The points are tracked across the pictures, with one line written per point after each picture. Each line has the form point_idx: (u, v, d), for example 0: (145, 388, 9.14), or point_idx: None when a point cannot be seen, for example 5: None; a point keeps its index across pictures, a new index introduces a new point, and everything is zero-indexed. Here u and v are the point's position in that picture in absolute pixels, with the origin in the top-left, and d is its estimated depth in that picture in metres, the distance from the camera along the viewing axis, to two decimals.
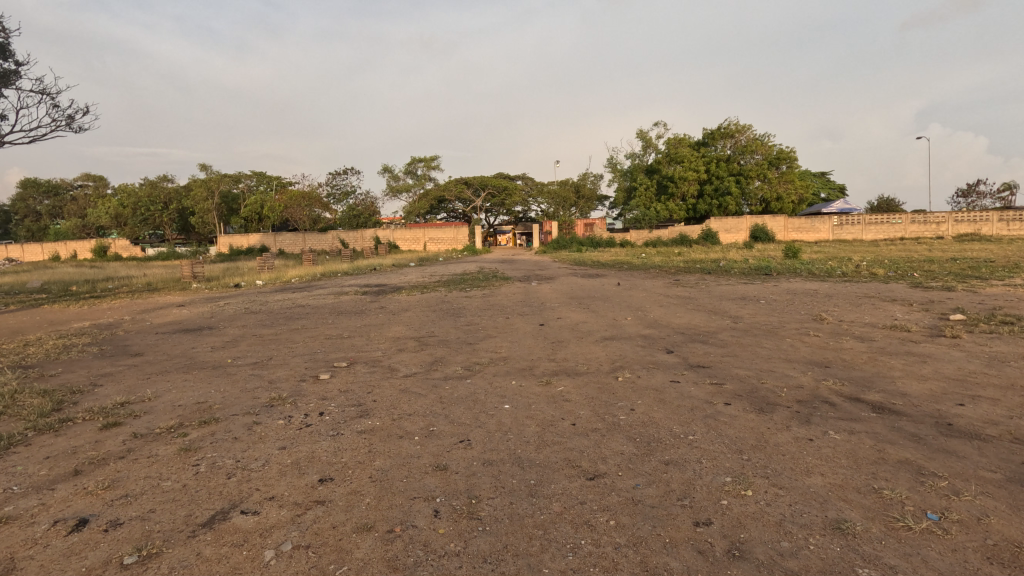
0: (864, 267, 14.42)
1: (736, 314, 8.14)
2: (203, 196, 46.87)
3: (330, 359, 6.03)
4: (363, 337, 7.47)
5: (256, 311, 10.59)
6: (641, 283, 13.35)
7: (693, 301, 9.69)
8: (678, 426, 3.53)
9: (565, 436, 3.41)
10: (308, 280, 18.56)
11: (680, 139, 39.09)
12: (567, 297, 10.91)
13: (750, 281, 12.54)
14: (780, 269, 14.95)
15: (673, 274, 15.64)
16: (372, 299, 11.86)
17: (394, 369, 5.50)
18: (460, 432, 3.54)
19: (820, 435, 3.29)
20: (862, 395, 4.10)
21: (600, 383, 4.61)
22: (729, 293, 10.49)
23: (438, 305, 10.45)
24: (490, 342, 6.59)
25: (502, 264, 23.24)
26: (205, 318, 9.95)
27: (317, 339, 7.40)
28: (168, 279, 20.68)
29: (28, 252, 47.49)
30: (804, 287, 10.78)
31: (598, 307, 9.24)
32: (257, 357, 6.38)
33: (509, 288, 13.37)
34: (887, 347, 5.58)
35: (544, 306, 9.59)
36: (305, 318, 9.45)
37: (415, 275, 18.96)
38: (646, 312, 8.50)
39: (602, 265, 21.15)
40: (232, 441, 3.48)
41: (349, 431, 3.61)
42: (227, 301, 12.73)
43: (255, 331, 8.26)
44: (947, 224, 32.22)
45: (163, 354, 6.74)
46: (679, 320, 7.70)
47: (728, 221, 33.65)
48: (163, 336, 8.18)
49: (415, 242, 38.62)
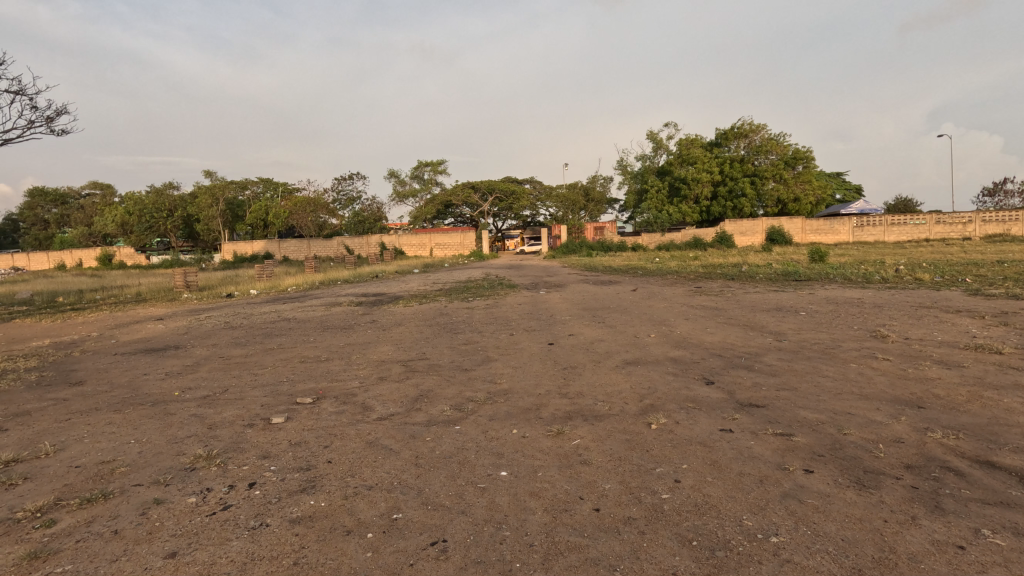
0: (903, 271, 13.20)
1: (778, 330, 6.98)
2: (209, 203, 46.38)
3: (295, 393, 4.96)
4: (343, 359, 6.44)
5: (236, 327, 9.57)
6: (660, 291, 12.25)
7: (722, 313, 8.54)
8: (750, 515, 2.44)
9: (586, 535, 2.33)
10: (305, 290, 17.62)
11: (693, 139, 37.83)
12: (579, 308, 9.82)
13: (780, 288, 11.41)
14: (811, 274, 13.75)
15: (694, 280, 14.51)
16: (366, 311, 10.84)
17: (369, 407, 4.43)
18: (437, 524, 2.48)
19: (974, 540, 2.17)
20: (993, 456, 2.97)
21: (629, 434, 3.51)
22: (761, 304, 9.36)
23: (437, 319, 9.40)
24: (489, 369, 5.49)
25: (510, 271, 22.19)
26: (178, 336, 8.97)
27: (291, 363, 6.36)
28: (161, 289, 19.78)
29: (33, 259, 47.14)
30: (844, 296, 9.64)
31: (613, 321, 8.11)
32: (212, 388, 5.33)
33: (516, 297, 12.29)
34: (985, 377, 4.43)
35: (553, 320, 8.49)
36: (285, 335, 8.42)
37: (417, 283, 18.01)
38: (670, 328, 7.36)
39: (615, 270, 20.08)
40: (104, 541, 2.42)
41: (276, 522, 2.53)
42: (210, 314, 11.73)
43: (224, 353, 7.21)
44: (973, 224, 30.79)
45: (104, 384, 5.71)
46: (712, 339, 6.57)
47: (743, 224, 32.35)
48: (118, 359, 7.15)
49: (421, 248, 37.68)
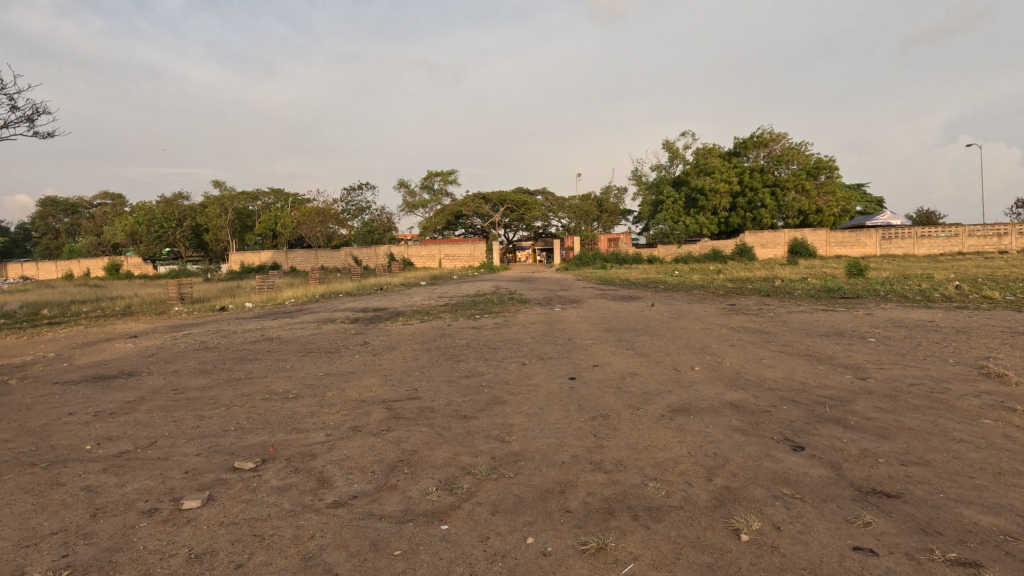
0: (964, 288, 11.80)
1: (852, 363, 5.65)
2: (217, 213, 46.05)
3: (237, 452, 3.73)
4: (317, 396, 5.25)
5: (211, 349, 8.38)
6: (689, 309, 10.96)
7: (774, 339, 7.21)
8: None
9: None
10: (302, 303, 16.55)
11: (710, 148, 36.57)
12: (601, 329, 8.50)
13: (828, 307, 10.04)
14: (856, 290, 12.38)
15: (724, 296, 13.19)
16: (359, 330, 9.63)
17: (326, 481, 3.19)
18: None
19: None
20: None
21: (710, 555, 2.24)
22: (815, 326, 8.04)
23: (438, 341, 8.16)
24: (494, 418, 4.22)
25: (522, 284, 20.94)
26: (141, 359, 7.81)
27: (253, 402, 5.14)
28: (154, 301, 18.79)
29: (42, 268, 46.88)
30: (911, 318, 8.30)
31: (645, 348, 6.80)
32: (136, 441, 4.11)
33: (528, 315, 11.01)
34: None
35: (572, 345, 7.21)
36: (260, 361, 7.22)
37: (421, 296, 16.86)
38: (717, 359, 6.05)
39: (633, 284, 18.73)
40: None
41: None
42: (189, 332, 10.57)
43: (179, 385, 6.01)
44: (1009, 236, 29.30)
45: (11, 430, 4.52)
46: (774, 375, 5.27)
47: (764, 236, 30.87)
48: (52, 390, 5.97)
49: (430, 259, 36.68)
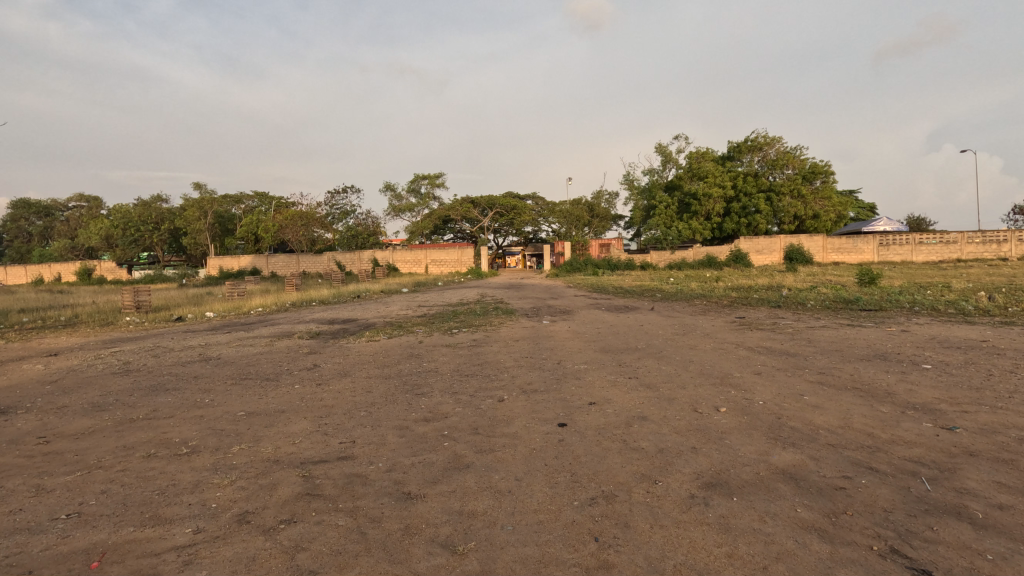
0: (993, 299, 10.74)
1: (925, 404, 4.36)
2: (196, 216, 44.41)
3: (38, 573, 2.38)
4: (218, 452, 3.87)
5: (129, 374, 6.94)
6: (694, 322, 9.74)
7: (806, 365, 5.92)
8: None
9: None
10: (267, 313, 15.05)
11: (704, 153, 35.58)
12: (596, 350, 7.18)
13: (854, 321, 8.84)
14: (874, 302, 11.25)
15: (729, 307, 11.98)
16: (316, 349, 8.28)
17: None
18: None
19: None
20: None
21: None
22: (849, 347, 6.81)
23: (402, 365, 6.81)
24: (448, 501, 2.90)
25: (512, 291, 19.63)
26: (35, 387, 6.36)
27: (127, 463, 3.75)
28: (110, 310, 17.20)
29: (11, 272, 44.98)
30: (958, 336, 7.10)
31: (652, 378, 5.48)
32: None
33: (513, 330, 9.66)
34: None
35: (562, 372, 5.91)
36: (179, 393, 5.80)
37: (399, 305, 15.52)
38: (745, 395, 4.76)
39: (628, 292, 17.54)
40: None
41: None
42: (120, 349, 9.07)
43: (52, 430, 4.59)
44: (1009, 243, 28.60)
45: None
46: (834, 423, 3.96)
47: (760, 242, 29.62)
48: None
49: (415, 264, 35.19)
